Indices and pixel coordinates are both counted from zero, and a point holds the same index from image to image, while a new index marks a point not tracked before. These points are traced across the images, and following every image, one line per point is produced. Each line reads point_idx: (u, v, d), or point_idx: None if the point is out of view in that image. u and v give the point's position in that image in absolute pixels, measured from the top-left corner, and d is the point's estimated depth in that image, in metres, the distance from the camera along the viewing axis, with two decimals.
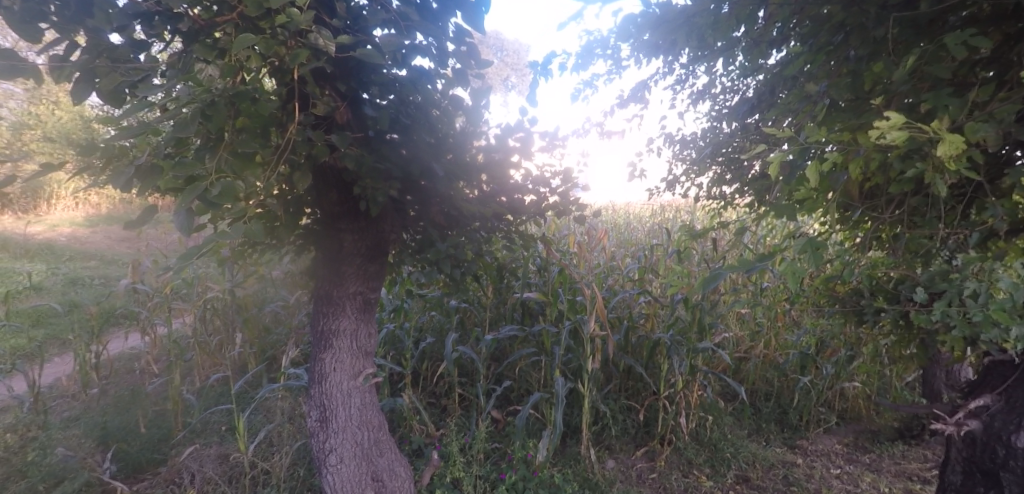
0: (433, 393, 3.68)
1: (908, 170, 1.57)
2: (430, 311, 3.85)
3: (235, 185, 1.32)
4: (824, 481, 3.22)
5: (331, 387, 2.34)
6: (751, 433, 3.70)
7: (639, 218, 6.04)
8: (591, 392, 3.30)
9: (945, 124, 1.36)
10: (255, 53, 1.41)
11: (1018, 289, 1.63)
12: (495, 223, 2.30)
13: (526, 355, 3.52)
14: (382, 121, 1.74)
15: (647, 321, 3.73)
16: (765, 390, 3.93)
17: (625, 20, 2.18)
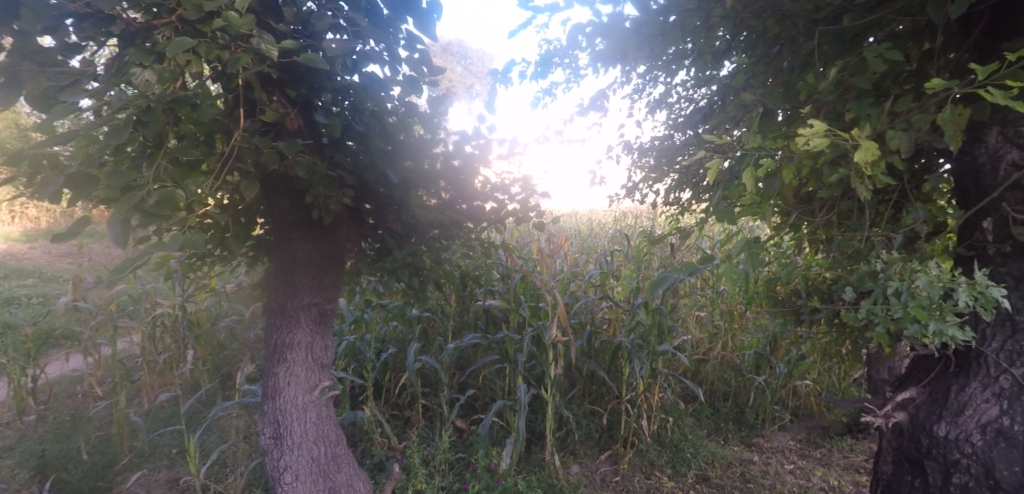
0: (396, 405, 3.62)
1: (834, 175, 1.65)
2: (391, 322, 3.80)
3: (175, 194, 1.27)
4: (779, 476, 3.32)
5: (283, 402, 2.27)
6: (709, 432, 3.79)
7: (601, 224, 6.12)
8: (554, 398, 3.30)
9: (862, 132, 1.46)
10: (196, 57, 1.36)
11: (934, 287, 1.66)
12: (454, 231, 2.28)
13: (489, 363, 3.51)
14: (334, 128, 1.71)
15: (609, 327, 3.78)
16: (723, 390, 4.02)
17: (574, 31, 2.19)
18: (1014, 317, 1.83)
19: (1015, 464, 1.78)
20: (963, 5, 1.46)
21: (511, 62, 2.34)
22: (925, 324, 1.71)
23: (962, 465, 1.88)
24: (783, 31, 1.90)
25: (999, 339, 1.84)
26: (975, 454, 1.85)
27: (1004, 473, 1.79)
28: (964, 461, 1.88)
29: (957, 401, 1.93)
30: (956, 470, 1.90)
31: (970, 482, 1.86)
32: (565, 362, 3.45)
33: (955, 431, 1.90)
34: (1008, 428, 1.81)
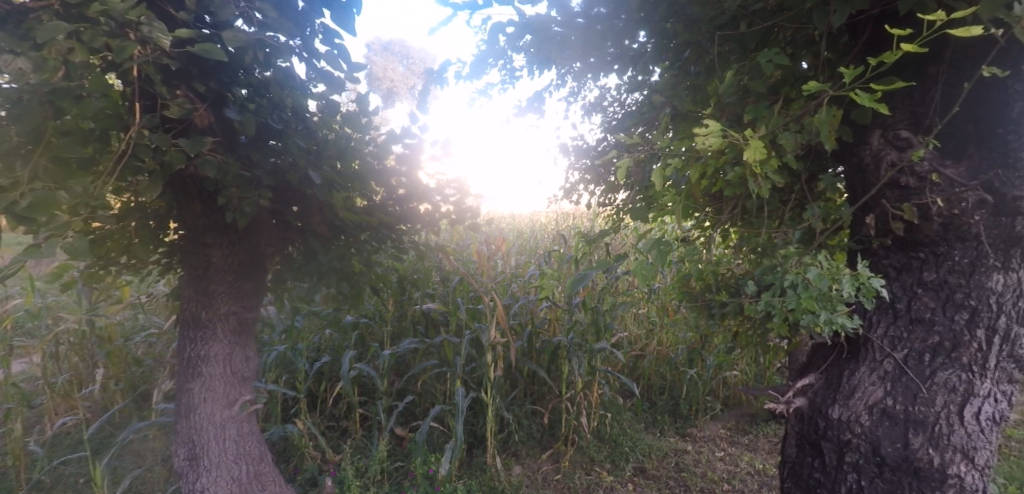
0: (332, 416, 3.49)
1: (732, 173, 1.78)
2: (326, 329, 3.66)
3: (52, 197, 1.18)
4: (710, 464, 3.47)
5: (201, 419, 2.14)
6: (647, 426, 3.91)
7: (543, 225, 6.16)
8: (494, 400, 3.29)
9: (753, 132, 1.61)
10: (79, 45, 1.23)
11: (821, 277, 1.77)
12: (385, 233, 2.22)
13: (428, 367, 3.45)
14: (247, 125, 1.60)
15: (549, 327, 3.79)
16: (659, 384, 4.16)
17: (495, 29, 2.17)
18: (894, 304, 1.94)
19: (897, 441, 1.89)
20: (843, 15, 1.60)
21: (446, 63, 2.30)
22: (819, 313, 1.81)
23: (853, 445, 1.95)
24: (691, 36, 1.99)
25: (882, 327, 1.95)
26: (864, 433, 1.93)
27: (888, 450, 1.90)
28: (854, 441, 1.95)
29: (848, 384, 2.00)
30: (848, 449, 1.96)
31: (860, 460, 1.94)
32: (504, 364, 3.45)
33: (847, 412, 1.97)
34: (891, 408, 1.91)
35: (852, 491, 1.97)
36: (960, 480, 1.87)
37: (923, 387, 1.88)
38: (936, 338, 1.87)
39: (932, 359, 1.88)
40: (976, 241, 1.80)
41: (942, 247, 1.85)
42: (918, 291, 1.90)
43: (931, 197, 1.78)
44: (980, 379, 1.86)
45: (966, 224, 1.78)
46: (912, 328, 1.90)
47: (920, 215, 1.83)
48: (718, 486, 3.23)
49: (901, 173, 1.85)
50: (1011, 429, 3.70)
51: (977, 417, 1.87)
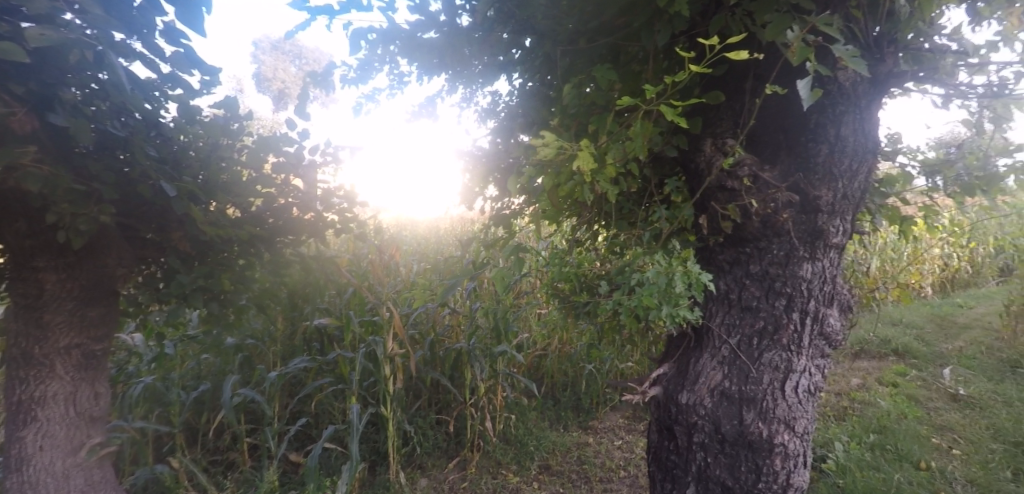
0: (214, 448, 3.21)
1: (578, 182, 1.91)
2: (204, 354, 3.33)
3: None
4: (610, 453, 3.64)
5: (37, 472, 1.87)
6: (551, 422, 4.03)
7: (447, 231, 6.05)
8: (394, 414, 3.19)
9: (586, 144, 1.80)
10: None
11: (660, 274, 1.94)
12: (261, 247, 2.05)
13: (321, 386, 3.26)
14: (79, 132, 1.43)
15: (451, 336, 3.73)
16: (562, 380, 4.27)
17: (356, 34, 2.13)
18: (728, 295, 2.15)
19: (733, 419, 2.10)
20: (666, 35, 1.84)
21: (325, 66, 2.21)
22: (663, 309, 1.95)
23: (699, 426, 2.13)
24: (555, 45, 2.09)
25: (720, 315, 2.16)
26: (707, 414, 2.12)
27: (727, 427, 2.10)
28: (700, 422, 2.13)
29: (694, 370, 2.20)
30: (695, 430, 2.14)
31: (705, 439, 2.13)
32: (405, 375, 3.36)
33: (693, 397, 2.15)
34: (728, 389, 2.11)
35: (701, 469, 2.16)
36: (785, 447, 2.12)
37: (752, 368, 2.10)
38: (761, 323, 2.10)
39: (760, 342, 2.10)
40: (789, 235, 2.04)
41: (763, 242, 2.08)
42: (746, 283, 2.12)
43: (748, 199, 2.00)
44: (796, 356, 2.11)
45: (779, 221, 2.01)
46: (743, 315, 2.12)
47: (743, 214, 2.05)
48: (616, 473, 3.40)
49: (727, 177, 2.04)
50: (856, 392, 4.24)
51: (795, 390, 2.12)
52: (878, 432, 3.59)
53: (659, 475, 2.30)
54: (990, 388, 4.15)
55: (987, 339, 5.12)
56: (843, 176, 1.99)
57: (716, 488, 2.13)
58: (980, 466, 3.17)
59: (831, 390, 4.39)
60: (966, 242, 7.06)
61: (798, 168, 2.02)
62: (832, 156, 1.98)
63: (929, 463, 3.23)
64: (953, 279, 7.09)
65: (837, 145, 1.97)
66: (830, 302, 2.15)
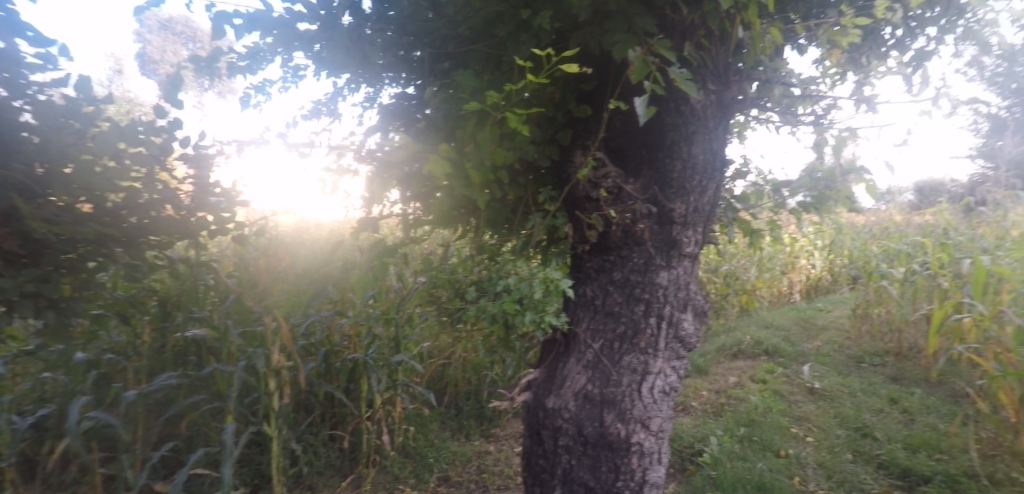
0: (60, 481, 2.80)
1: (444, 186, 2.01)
2: (49, 372, 2.89)
3: None
4: (509, 461, 3.68)
5: None
6: (453, 432, 4.01)
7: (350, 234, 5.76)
8: (279, 431, 2.97)
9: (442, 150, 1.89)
10: None
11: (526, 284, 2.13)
12: (116, 249, 1.84)
13: (193, 405, 2.95)
14: None
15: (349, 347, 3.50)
16: (466, 389, 4.23)
17: (220, 17, 2.13)
18: (593, 301, 2.28)
19: (594, 421, 2.20)
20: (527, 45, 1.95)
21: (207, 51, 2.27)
22: (525, 314, 2.16)
23: (564, 429, 2.22)
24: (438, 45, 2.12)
25: (586, 321, 2.28)
26: (571, 417, 2.21)
27: (589, 429, 2.19)
28: (565, 425, 2.22)
29: (561, 375, 2.30)
30: (560, 434, 2.23)
31: (569, 442, 2.22)
32: (293, 389, 3.15)
33: (558, 401, 2.25)
34: (590, 392, 2.21)
35: (566, 471, 2.24)
36: (641, 446, 2.23)
37: (613, 370, 2.22)
38: (622, 328, 2.23)
39: (620, 346, 2.23)
40: (647, 245, 2.20)
41: (625, 251, 2.22)
42: (610, 290, 2.26)
43: (608, 209, 2.13)
44: (653, 359, 2.25)
45: (638, 231, 2.18)
46: (606, 320, 2.25)
47: (606, 224, 2.19)
48: (513, 481, 3.42)
49: (592, 187, 2.18)
50: (732, 390, 4.63)
51: (651, 390, 2.25)
52: (748, 425, 3.94)
53: (530, 480, 2.35)
54: (838, 381, 4.71)
55: (839, 339, 5.82)
56: (694, 191, 2.19)
57: (579, 489, 2.22)
58: (828, 451, 3.58)
59: (711, 389, 4.76)
60: (824, 254, 7.98)
61: (656, 181, 2.20)
62: (685, 172, 2.16)
63: (787, 450, 3.60)
64: (814, 287, 7.97)
65: (689, 163, 2.16)
66: (685, 307, 2.31)
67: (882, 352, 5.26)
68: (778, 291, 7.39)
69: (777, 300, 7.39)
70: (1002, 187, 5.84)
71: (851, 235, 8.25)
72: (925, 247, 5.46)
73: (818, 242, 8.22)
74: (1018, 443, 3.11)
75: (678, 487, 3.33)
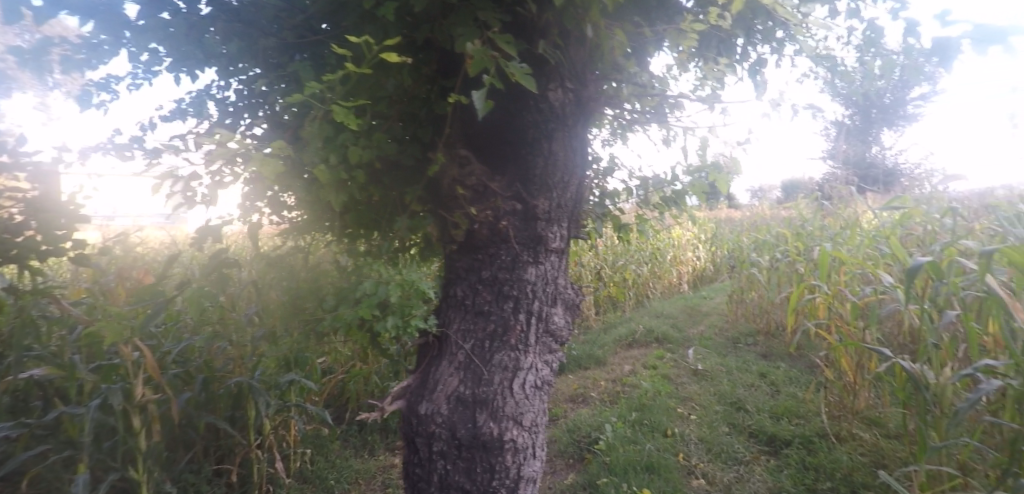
0: None
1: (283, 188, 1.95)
2: None
3: None
4: None
5: None
6: (358, 449, 3.91)
7: None
8: (149, 475, 2.60)
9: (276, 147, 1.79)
10: None
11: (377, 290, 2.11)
12: None
13: (36, 457, 2.48)
14: None
15: (235, 372, 3.09)
16: (369, 402, 4.06)
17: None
18: (464, 301, 2.32)
19: (467, 422, 2.19)
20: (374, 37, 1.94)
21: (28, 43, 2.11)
22: (387, 319, 2.33)
23: (437, 434, 2.20)
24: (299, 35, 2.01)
25: (457, 322, 2.31)
26: (444, 421, 2.20)
27: (463, 432, 2.19)
28: (438, 430, 2.20)
29: (435, 379, 2.30)
30: (434, 440, 2.21)
31: (444, 447, 2.20)
32: (165, 427, 2.71)
33: (431, 406, 2.23)
34: (462, 394, 2.22)
35: (442, 477, 2.21)
36: (515, 443, 2.24)
37: (484, 369, 2.24)
38: (492, 325, 2.27)
39: (491, 344, 2.26)
40: (511, 242, 2.26)
41: (492, 249, 2.27)
42: (479, 289, 2.29)
43: (469, 207, 2.21)
44: (524, 355, 2.29)
45: (502, 228, 2.23)
46: (476, 320, 2.28)
47: (471, 222, 2.25)
48: None
49: (457, 184, 2.22)
50: (627, 378, 4.87)
51: (522, 386, 2.27)
52: (639, 409, 4.16)
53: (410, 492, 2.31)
54: (716, 361, 5.13)
55: (719, 323, 6.35)
56: (556, 187, 2.27)
57: None
58: (708, 426, 3.87)
59: (608, 378, 4.98)
60: (707, 247, 8.67)
61: (521, 178, 2.26)
62: (546, 169, 2.24)
63: (673, 429, 3.85)
64: (700, 277, 8.60)
65: (549, 160, 2.24)
66: (554, 302, 2.39)
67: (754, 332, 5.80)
68: (669, 282, 7.90)
69: (669, 291, 7.89)
70: (845, 184, 6.66)
71: (728, 228, 9.03)
72: (784, 236, 6.11)
73: (701, 236, 8.91)
74: (856, 403, 3.59)
75: (577, 477, 3.45)
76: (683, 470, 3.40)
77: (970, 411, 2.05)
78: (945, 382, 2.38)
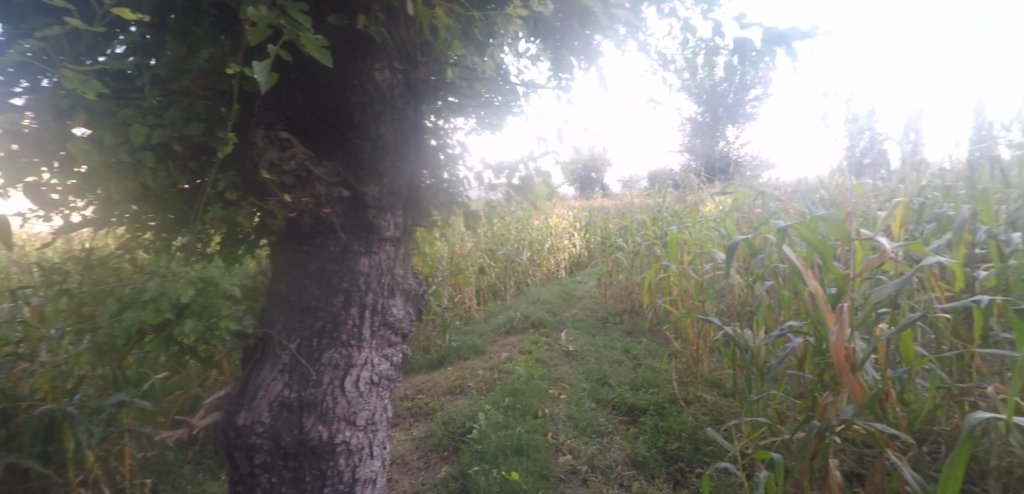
0: None
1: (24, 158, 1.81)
2: None
3: None
4: None
5: None
6: (215, 471, 3.61)
7: None
8: None
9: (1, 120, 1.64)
10: None
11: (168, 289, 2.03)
12: None
13: None
14: None
15: (46, 402, 2.62)
16: None
17: None
18: (290, 298, 2.40)
19: (294, 427, 2.25)
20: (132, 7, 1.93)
21: None
22: (185, 323, 2.09)
23: (258, 444, 2.23)
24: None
25: (282, 323, 2.38)
26: (266, 430, 2.23)
27: (288, 439, 2.24)
28: (258, 440, 2.22)
29: (257, 386, 2.33)
30: (254, 451, 2.23)
31: (267, 457, 2.23)
32: None
33: (251, 415, 2.24)
34: (287, 398, 2.27)
35: (267, 488, 2.25)
36: (347, 443, 2.35)
37: (312, 370, 2.33)
38: (321, 323, 2.37)
39: (320, 341, 2.37)
40: (339, 231, 2.39)
41: (318, 239, 2.39)
42: (307, 282, 2.40)
43: (284, 194, 2.20)
44: (357, 351, 2.42)
45: (326, 215, 2.32)
46: (303, 318, 2.37)
47: (289, 206, 2.26)
48: None
49: (275, 169, 2.20)
50: (502, 365, 4.96)
51: (355, 383, 2.39)
52: (512, 394, 4.26)
53: None
54: (586, 341, 5.41)
55: (590, 304, 6.73)
56: (387, 172, 2.45)
57: None
58: (576, 403, 4.09)
59: (485, 367, 5.04)
60: (581, 234, 9.15)
61: (348, 164, 2.40)
62: (375, 152, 2.41)
63: (543, 410, 3.99)
64: (575, 263, 9.01)
65: (377, 143, 2.41)
66: (392, 293, 2.57)
67: (620, 311, 6.22)
68: (546, 269, 8.21)
69: (545, 278, 8.17)
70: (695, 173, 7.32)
71: (599, 216, 9.55)
72: (644, 222, 6.59)
73: (574, 224, 9.33)
74: (699, 367, 4.04)
75: (449, 469, 3.45)
76: (551, 448, 3.56)
77: (779, 367, 2.39)
78: (759, 344, 2.74)
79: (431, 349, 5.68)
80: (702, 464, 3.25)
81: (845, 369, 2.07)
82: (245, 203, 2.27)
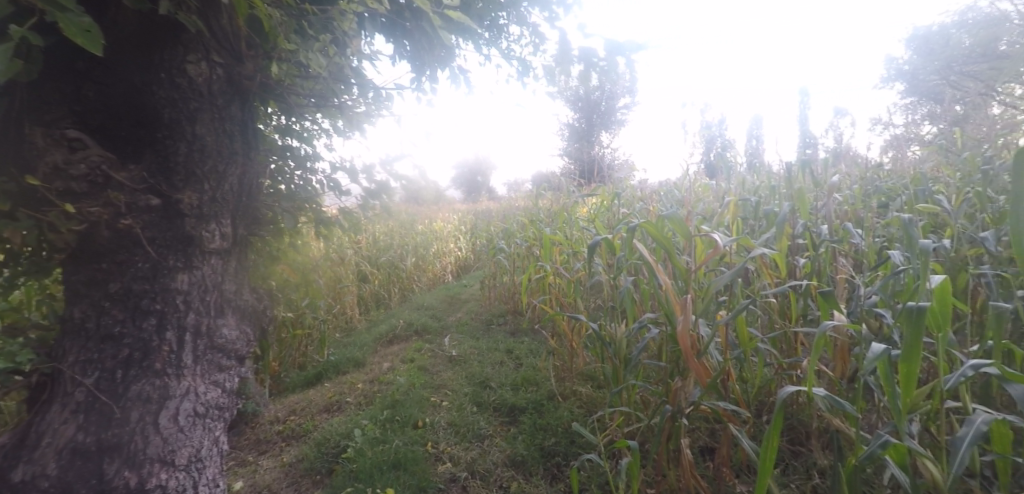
0: None
1: None
2: None
3: None
4: None
5: None
6: None
7: None
8: None
9: None
10: None
11: None
12: None
13: None
14: None
15: None
16: None
17: None
18: (85, 324, 2.36)
19: (91, 476, 2.19)
20: None
21: None
22: None
23: None
24: None
25: (75, 353, 2.34)
26: (52, 482, 2.14)
27: (82, 489, 2.16)
28: None
29: (46, 431, 2.24)
30: None
31: None
32: None
33: (34, 468, 2.15)
34: (81, 444, 2.21)
35: None
36: (162, 486, 2.34)
37: (115, 407, 2.29)
38: (126, 351, 2.36)
39: (127, 372, 2.35)
40: (146, 246, 2.41)
41: (121, 254, 2.38)
42: (106, 305, 2.36)
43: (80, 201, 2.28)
44: (174, 381, 2.45)
45: (125, 227, 2.36)
46: (103, 346, 2.34)
47: (85, 214, 2.30)
48: None
49: (65, 176, 2.26)
50: (383, 376, 4.79)
51: (171, 418, 2.41)
52: (391, 407, 4.13)
53: None
54: (470, 345, 5.41)
55: (474, 308, 6.73)
56: (205, 177, 2.56)
57: None
58: (457, 410, 4.05)
59: (365, 380, 4.83)
60: (466, 238, 9.12)
61: (160, 168, 2.46)
62: (191, 154, 2.50)
63: (424, 419, 3.91)
64: (461, 266, 8.95)
65: (194, 144, 2.50)
66: (217, 314, 2.67)
67: (503, 312, 6.29)
68: (432, 274, 8.09)
69: (432, 283, 8.04)
70: (571, 177, 7.60)
71: (483, 220, 9.60)
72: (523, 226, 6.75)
73: (459, 228, 9.28)
74: (575, 362, 4.20)
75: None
76: (430, 458, 3.50)
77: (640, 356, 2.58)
78: (621, 337, 2.92)
79: (309, 365, 5.32)
80: (577, 457, 3.38)
81: (691, 355, 2.27)
82: (20, 215, 2.19)
